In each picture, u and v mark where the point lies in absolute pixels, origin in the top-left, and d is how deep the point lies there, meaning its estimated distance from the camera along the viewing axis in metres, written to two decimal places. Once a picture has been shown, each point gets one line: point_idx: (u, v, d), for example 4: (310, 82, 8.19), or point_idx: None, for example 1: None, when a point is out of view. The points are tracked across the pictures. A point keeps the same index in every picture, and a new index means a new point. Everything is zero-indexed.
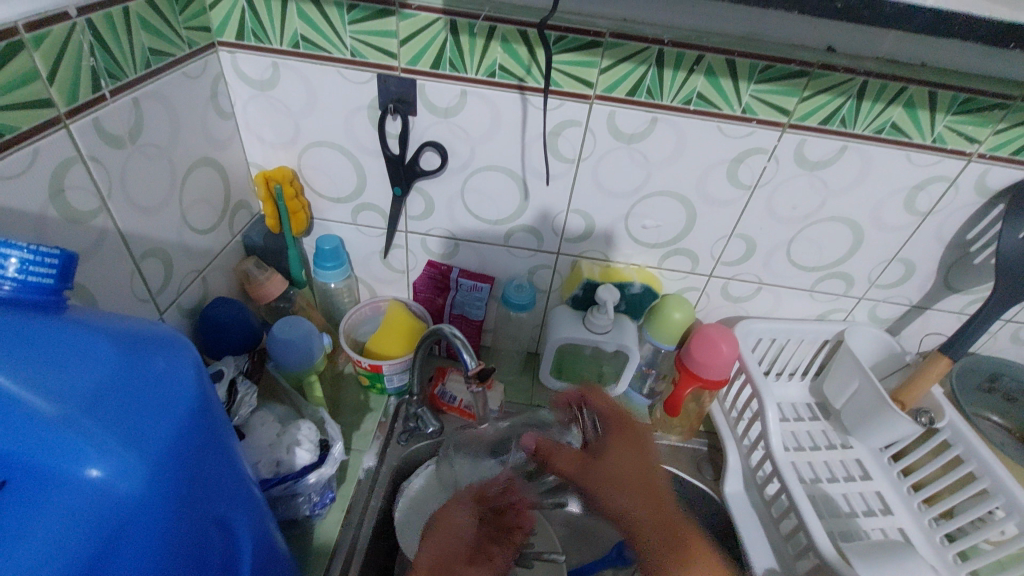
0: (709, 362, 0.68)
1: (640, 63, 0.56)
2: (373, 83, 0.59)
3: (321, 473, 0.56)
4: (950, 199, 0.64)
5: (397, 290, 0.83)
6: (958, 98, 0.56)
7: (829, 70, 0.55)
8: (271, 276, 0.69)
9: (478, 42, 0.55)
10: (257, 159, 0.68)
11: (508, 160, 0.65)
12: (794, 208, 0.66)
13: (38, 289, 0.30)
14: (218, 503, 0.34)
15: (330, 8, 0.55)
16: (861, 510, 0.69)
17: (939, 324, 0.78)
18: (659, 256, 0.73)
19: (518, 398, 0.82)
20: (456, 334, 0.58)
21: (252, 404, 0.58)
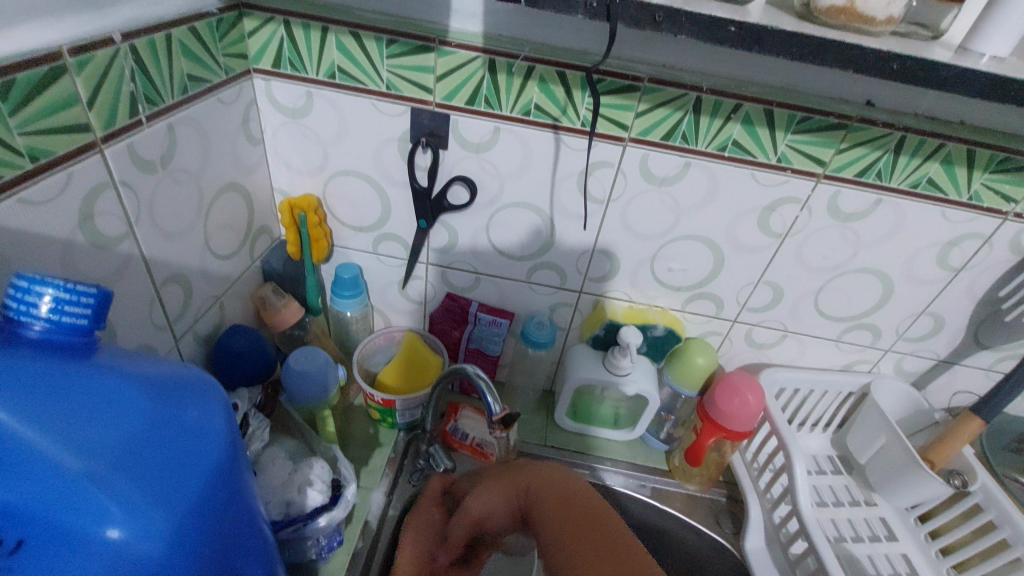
0: (734, 412, 0.67)
1: (677, 109, 0.55)
2: (407, 116, 0.59)
3: (332, 515, 0.54)
4: (984, 255, 0.63)
5: (413, 321, 0.81)
6: (996, 157, 0.56)
7: (868, 123, 0.55)
8: (288, 303, 0.68)
9: (515, 81, 0.55)
10: (282, 185, 0.67)
11: (537, 197, 0.64)
12: (825, 258, 0.65)
13: (71, 330, 0.28)
14: (238, 559, 0.32)
15: (370, 42, 0.55)
16: (888, 574, 0.66)
17: (966, 380, 0.76)
18: (683, 299, 0.72)
19: (531, 438, 0.79)
20: (479, 373, 0.56)
21: (263, 439, 0.56)
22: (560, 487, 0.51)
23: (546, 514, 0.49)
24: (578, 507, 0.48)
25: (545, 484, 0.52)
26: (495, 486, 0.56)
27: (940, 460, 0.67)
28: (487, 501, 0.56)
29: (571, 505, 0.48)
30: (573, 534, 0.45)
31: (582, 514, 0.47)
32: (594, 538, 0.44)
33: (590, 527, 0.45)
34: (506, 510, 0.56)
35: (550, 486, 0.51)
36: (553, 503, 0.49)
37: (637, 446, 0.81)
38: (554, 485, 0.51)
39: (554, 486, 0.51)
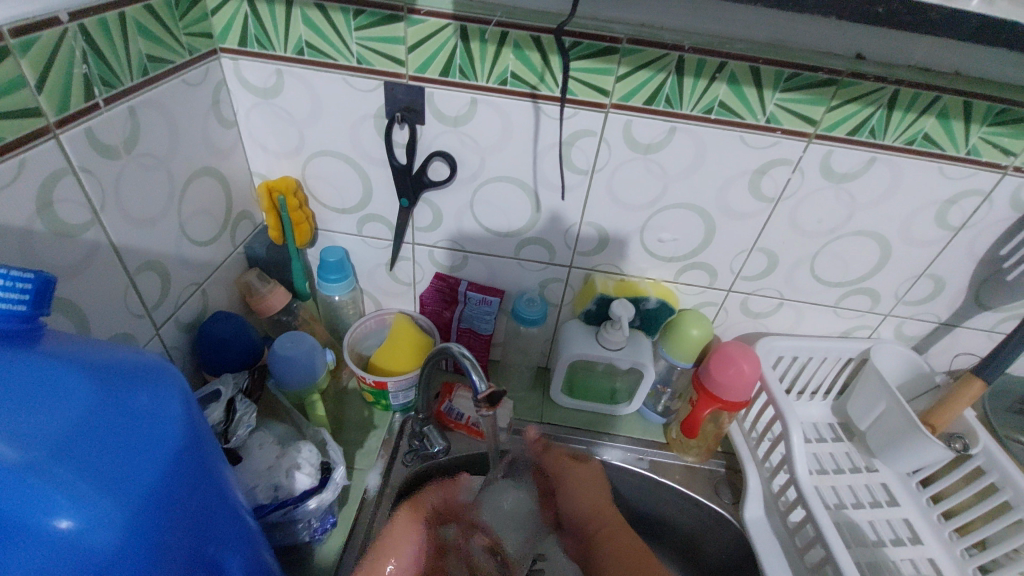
0: (730, 383, 0.65)
1: (658, 71, 0.53)
2: (380, 91, 0.57)
3: (322, 498, 0.54)
4: (984, 213, 0.61)
5: (403, 303, 0.80)
6: (993, 109, 0.53)
7: (858, 78, 0.52)
8: (274, 289, 0.67)
9: (490, 49, 0.53)
10: (260, 169, 0.66)
11: (520, 170, 0.62)
12: (819, 222, 0.63)
13: (9, 316, 0.28)
14: (208, 543, 0.32)
15: (336, 14, 0.53)
16: (888, 539, 0.65)
17: (968, 342, 0.74)
18: (675, 270, 0.71)
19: (528, 415, 0.79)
20: (465, 353, 0.55)
21: (250, 424, 0.55)
22: (603, 504, 0.73)
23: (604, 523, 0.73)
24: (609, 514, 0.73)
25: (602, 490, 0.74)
26: (582, 482, 0.73)
27: (941, 423, 0.65)
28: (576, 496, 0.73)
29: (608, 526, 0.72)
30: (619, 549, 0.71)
31: (614, 527, 0.73)
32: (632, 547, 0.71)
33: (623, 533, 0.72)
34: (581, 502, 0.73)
35: (592, 493, 0.73)
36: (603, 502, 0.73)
37: (635, 420, 0.81)
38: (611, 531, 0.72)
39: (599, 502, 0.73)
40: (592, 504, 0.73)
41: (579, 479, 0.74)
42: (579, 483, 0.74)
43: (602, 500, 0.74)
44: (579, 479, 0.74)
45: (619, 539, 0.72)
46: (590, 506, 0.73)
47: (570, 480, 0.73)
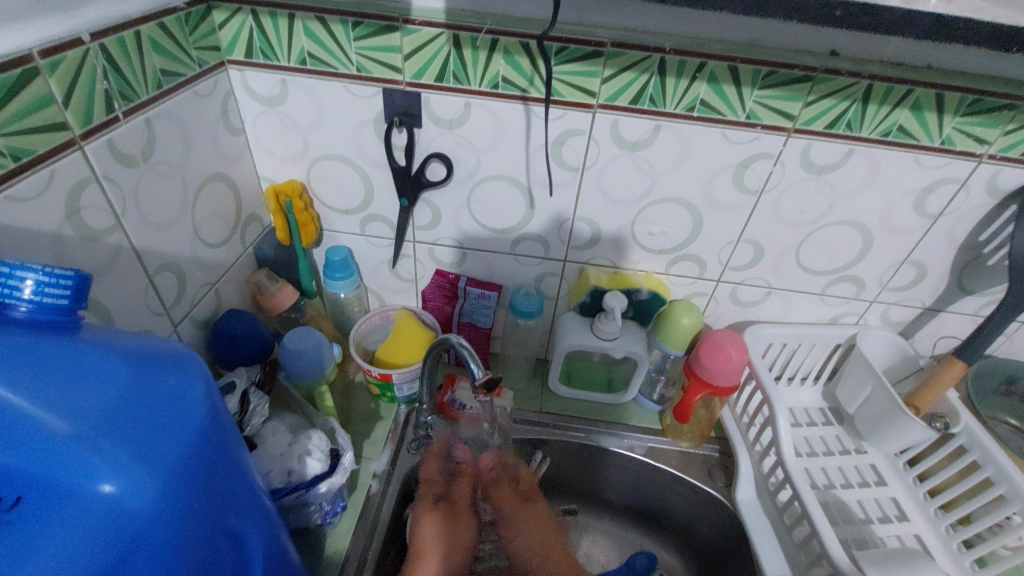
0: (718, 369, 0.68)
1: (642, 72, 0.56)
2: (378, 97, 0.60)
3: (332, 482, 0.57)
4: (962, 200, 0.63)
5: (406, 299, 0.83)
6: (965, 99, 0.55)
7: (833, 74, 0.55)
8: (283, 287, 0.71)
9: (481, 55, 0.56)
10: (267, 174, 0.69)
11: (513, 169, 0.65)
12: (802, 213, 0.66)
13: (55, 310, 0.32)
14: (230, 515, 0.36)
15: (336, 25, 0.56)
16: (876, 517, 0.68)
17: (953, 326, 0.76)
18: (666, 262, 0.73)
19: (528, 405, 0.82)
20: (463, 343, 0.58)
21: (263, 415, 0.58)
22: (551, 542, 0.72)
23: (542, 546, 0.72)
24: (549, 544, 0.72)
25: (547, 527, 0.73)
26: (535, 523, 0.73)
27: (925, 405, 0.68)
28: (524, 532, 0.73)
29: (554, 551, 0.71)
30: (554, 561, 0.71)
31: (550, 553, 0.71)
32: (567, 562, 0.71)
33: (557, 560, 0.71)
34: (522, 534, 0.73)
35: (544, 526, 0.73)
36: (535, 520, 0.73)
37: (631, 408, 0.83)
38: (546, 543, 0.72)
39: (545, 548, 0.72)
40: (535, 543, 0.72)
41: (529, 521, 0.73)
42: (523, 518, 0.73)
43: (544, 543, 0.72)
44: (526, 519, 0.73)
45: (556, 556, 0.71)
46: (531, 534, 0.73)
47: (523, 513, 0.73)
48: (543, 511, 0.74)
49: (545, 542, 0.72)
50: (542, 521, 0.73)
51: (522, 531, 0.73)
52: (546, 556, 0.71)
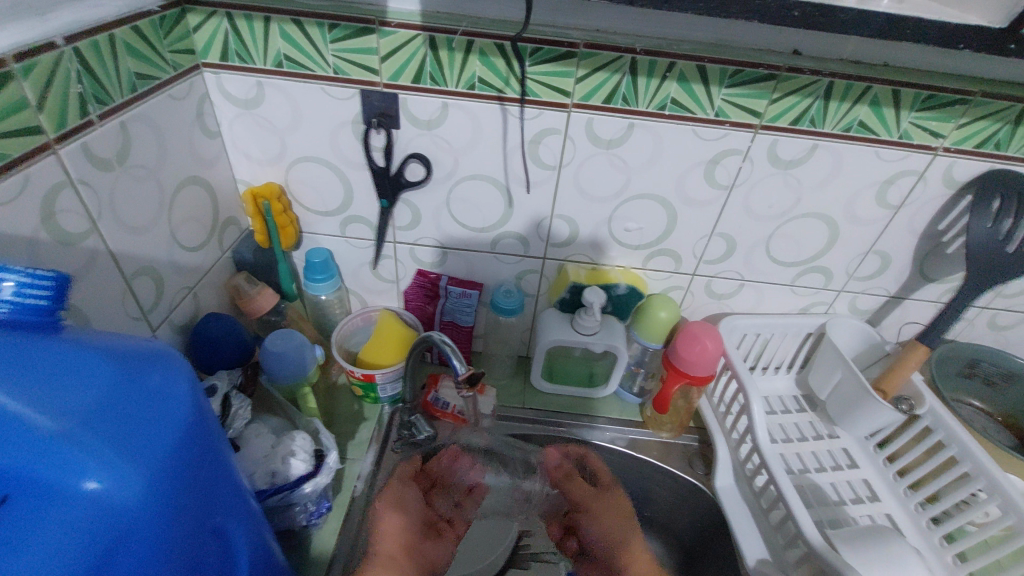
0: (696, 359, 0.70)
1: (614, 72, 0.57)
2: (355, 99, 0.61)
3: (317, 482, 0.57)
4: (920, 191, 0.66)
5: (388, 300, 0.84)
6: (921, 96, 0.58)
7: (796, 72, 0.57)
8: (262, 291, 0.70)
9: (457, 57, 0.57)
10: (244, 177, 0.69)
11: (491, 168, 0.66)
12: (770, 207, 0.68)
13: (34, 309, 0.32)
14: (215, 513, 0.36)
15: (312, 29, 0.56)
16: (849, 499, 0.70)
17: (917, 313, 0.80)
18: (643, 257, 0.75)
19: (511, 401, 0.83)
20: (445, 340, 0.57)
21: (246, 417, 0.58)
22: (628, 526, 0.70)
23: (604, 522, 0.71)
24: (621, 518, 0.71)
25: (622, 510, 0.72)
26: (611, 512, 0.71)
27: (891, 388, 0.71)
28: (596, 526, 0.72)
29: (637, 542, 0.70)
30: (620, 516, 0.71)
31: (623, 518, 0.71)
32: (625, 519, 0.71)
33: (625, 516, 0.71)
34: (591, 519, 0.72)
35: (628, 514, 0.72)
36: (602, 505, 0.72)
37: (613, 402, 0.85)
38: (617, 518, 0.71)
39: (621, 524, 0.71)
40: (608, 528, 0.71)
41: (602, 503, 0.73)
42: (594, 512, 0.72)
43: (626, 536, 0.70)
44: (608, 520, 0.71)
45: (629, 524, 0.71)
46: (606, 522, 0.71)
47: (600, 510, 0.72)
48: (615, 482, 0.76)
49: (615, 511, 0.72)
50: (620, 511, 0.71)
51: (597, 530, 0.72)
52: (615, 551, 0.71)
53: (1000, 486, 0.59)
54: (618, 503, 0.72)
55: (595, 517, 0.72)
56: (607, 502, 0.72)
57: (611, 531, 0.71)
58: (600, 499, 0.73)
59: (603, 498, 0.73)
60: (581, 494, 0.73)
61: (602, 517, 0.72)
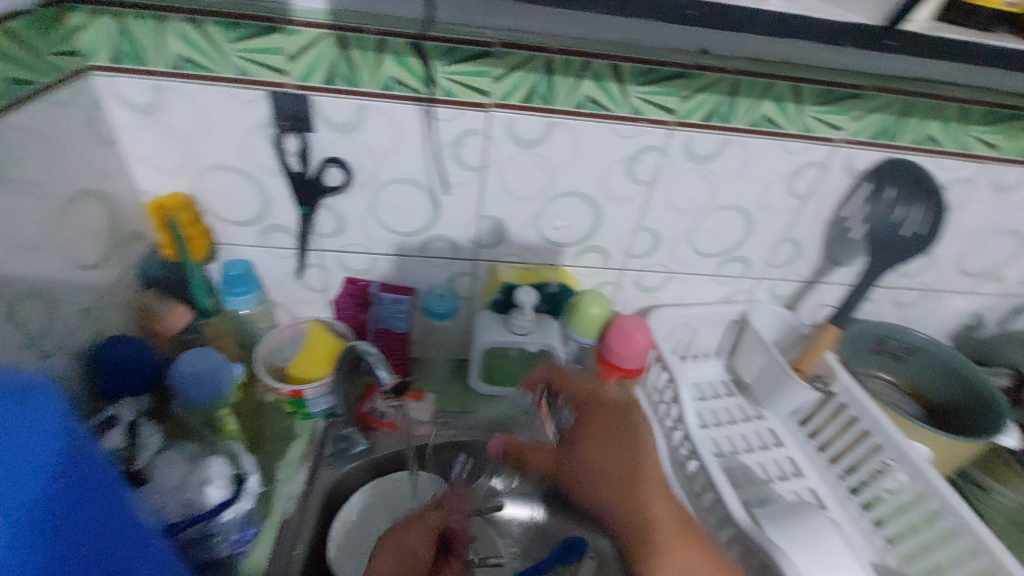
0: (621, 352, 0.74)
1: (530, 72, 0.58)
2: (264, 102, 0.58)
3: (237, 509, 0.53)
4: (824, 181, 0.70)
5: (316, 311, 0.80)
6: (819, 91, 0.62)
7: (704, 70, 0.59)
8: (174, 308, 0.69)
9: (370, 57, 0.55)
10: (147, 187, 0.64)
11: (414, 170, 0.65)
12: (690, 201, 0.71)
13: None
14: (107, 563, 0.31)
15: (212, 28, 0.53)
16: (777, 476, 0.73)
17: (829, 296, 0.85)
18: (573, 254, 0.76)
19: (450, 406, 0.82)
20: (370, 349, 0.57)
21: (156, 445, 0.55)
22: (680, 545, 0.58)
23: (597, 453, 0.66)
24: (620, 481, 0.63)
25: (614, 421, 0.69)
26: (599, 421, 0.67)
27: (808, 367, 0.75)
28: (597, 454, 0.66)
29: (656, 527, 0.60)
30: (598, 445, 0.67)
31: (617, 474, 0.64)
32: (624, 445, 0.66)
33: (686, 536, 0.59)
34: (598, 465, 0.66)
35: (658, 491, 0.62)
36: (600, 422, 0.69)
37: None
38: (614, 442, 0.66)
39: (621, 490, 0.63)
40: (605, 455, 0.66)
41: (586, 424, 0.69)
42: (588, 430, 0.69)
43: (622, 462, 0.65)
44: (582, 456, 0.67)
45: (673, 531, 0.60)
46: (589, 464, 0.67)
47: (585, 451, 0.67)
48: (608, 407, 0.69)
49: (619, 473, 0.64)
50: (610, 458, 0.65)
51: (594, 478, 0.66)
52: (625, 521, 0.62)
53: (907, 454, 0.63)
54: (618, 421, 0.68)
55: (590, 445, 0.67)
56: (607, 425, 0.68)
57: (613, 461, 0.65)
58: (597, 424, 0.69)
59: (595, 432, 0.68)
60: (554, 458, 0.71)
61: (600, 461, 0.66)
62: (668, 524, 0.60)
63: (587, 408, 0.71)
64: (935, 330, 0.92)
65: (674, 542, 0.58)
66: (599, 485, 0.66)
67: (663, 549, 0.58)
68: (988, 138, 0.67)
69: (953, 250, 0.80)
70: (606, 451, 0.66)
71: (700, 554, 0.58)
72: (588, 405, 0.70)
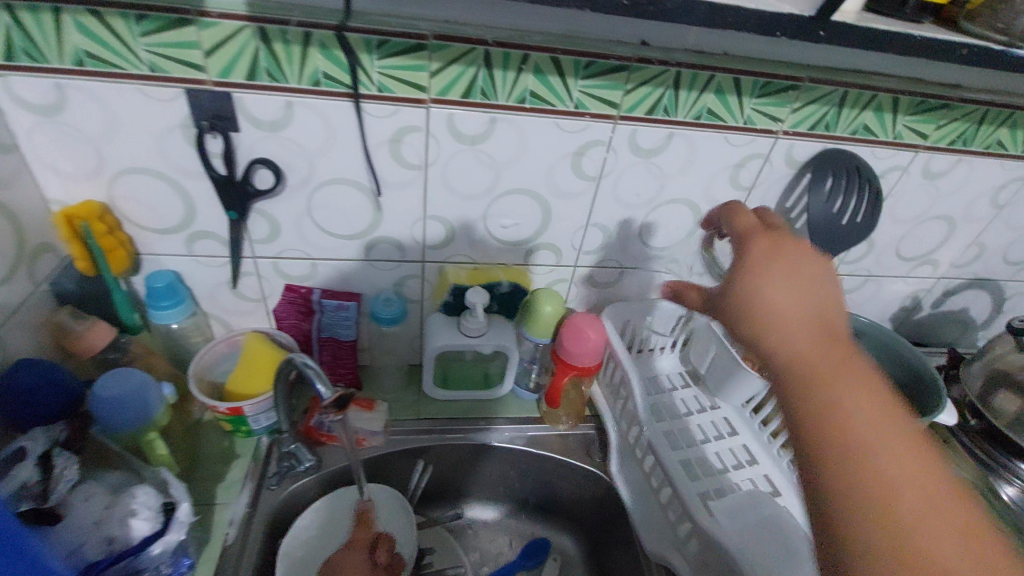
0: (579, 351, 0.71)
1: (469, 65, 0.55)
2: (182, 100, 0.54)
3: (168, 540, 0.50)
4: (767, 172, 0.71)
5: (256, 321, 0.76)
6: (758, 82, 0.62)
7: (645, 63, 0.58)
8: (95, 326, 0.62)
9: (295, 50, 0.52)
10: (56, 195, 0.59)
11: (352, 171, 0.62)
12: (638, 195, 0.70)
13: None
14: None
15: (115, 21, 0.49)
16: (732, 466, 0.73)
17: None
18: (524, 253, 0.74)
19: (404, 414, 0.79)
20: (309, 363, 0.53)
21: (72, 478, 0.50)
22: (927, 478, 0.37)
23: (796, 329, 0.44)
24: (869, 450, 0.38)
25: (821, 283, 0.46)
26: (776, 266, 0.46)
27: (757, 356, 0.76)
28: (784, 300, 0.45)
29: (847, 432, 0.39)
30: (816, 325, 0.44)
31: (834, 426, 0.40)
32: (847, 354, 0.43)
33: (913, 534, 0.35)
34: (796, 309, 0.45)
35: (889, 432, 0.39)
36: (799, 279, 0.45)
37: (509, 400, 0.83)
38: (830, 341, 0.43)
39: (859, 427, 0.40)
40: (807, 346, 0.43)
41: (771, 262, 0.47)
42: (761, 270, 0.46)
43: (806, 343, 0.43)
44: (755, 290, 0.46)
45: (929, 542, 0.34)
46: (776, 310, 0.45)
47: (769, 277, 0.46)
48: (815, 266, 0.47)
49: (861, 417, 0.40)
50: (857, 380, 0.41)
51: (782, 298, 0.45)
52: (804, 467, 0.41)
53: None
54: (810, 268, 0.46)
55: (775, 283, 0.45)
56: (794, 272, 0.46)
57: (791, 308, 0.45)
58: (775, 254, 0.47)
59: (779, 260, 0.47)
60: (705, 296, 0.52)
61: (776, 291, 0.45)
62: (850, 388, 0.41)
63: (759, 233, 0.50)
64: (877, 313, 0.95)
65: (875, 424, 0.39)
66: (788, 323, 0.44)
67: (882, 452, 0.38)
68: (918, 126, 0.69)
69: (890, 236, 0.82)
70: (807, 304, 0.45)
71: (963, 524, 0.35)
72: (768, 239, 0.49)
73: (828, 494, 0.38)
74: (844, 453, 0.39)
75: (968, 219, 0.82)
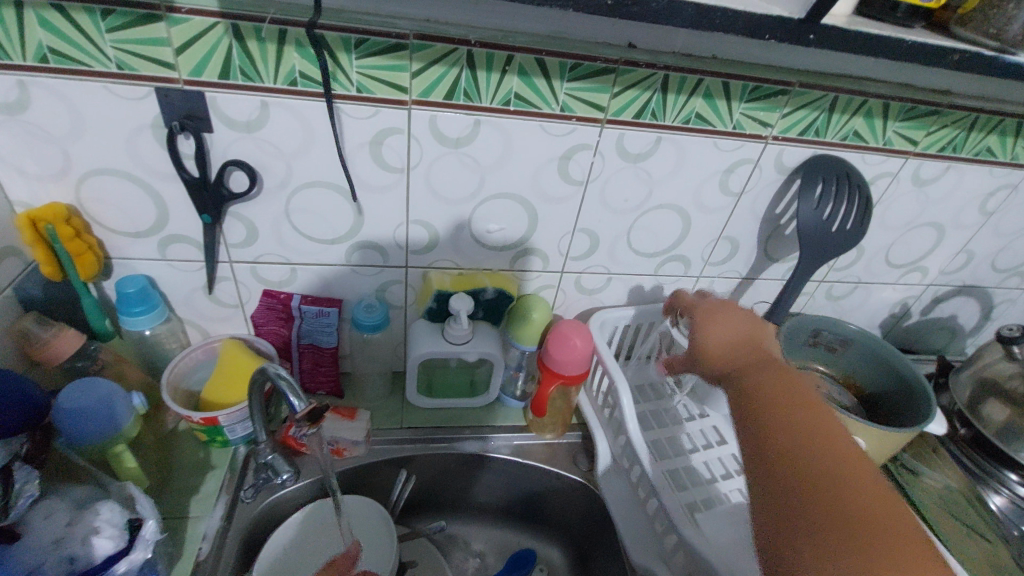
0: (564, 359, 0.69)
1: (451, 65, 0.54)
2: (153, 98, 0.52)
3: (132, 559, 0.48)
4: (757, 178, 0.70)
5: (234, 327, 0.74)
6: (748, 86, 0.61)
7: (632, 66, 0.57)
8: (61, 332, 0.59)
9: (271, 48, 0.50)
10: (20, 197, 0.56)
11: (331, 173, 0.60)
12: (626, 200, 0.69)
13: None
14: None
15: (80, 15, 0.46)
16: (721, 475, 0.71)
17: (766, 292, 0.85)
18: (510, 258, 0.73)
19: (387, 423, 0.77)
20: (281, 373, 0.52)
21: (33, 494, 0.47)
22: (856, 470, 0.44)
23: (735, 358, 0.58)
24: (808, 444, 0.46)
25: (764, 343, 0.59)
26: (727, 321, 0.61)
27: None
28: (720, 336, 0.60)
29: (806, 450, 0.45)
30: (736, 349, 0.58)
31: (812, 444, 0.46)
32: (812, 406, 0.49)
33: (855, 523, 0.40)
34: (734, 344, 0.59)
35: (845, 462, 0.44)
36: (734, 330, 0.60)
37: (495, 408, 0.82)
38: (753, 361, 0.57)
39: (820, 443, 0.46)
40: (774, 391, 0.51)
41: (710, 315, 0.62)
42: (708, 318, 0.62)
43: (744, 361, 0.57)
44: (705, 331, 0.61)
45: (859, 521, 0.40)
46: (716, 342, 0.60)
47: (712, 324, 0.61)
48: (749, 317, 0.61)
49: (820, 432, 0.46)
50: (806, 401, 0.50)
51: (719, 337, 0.60)
52: (773, 490, 0.44)
53: None
54: (747, 327, 0.60)
55: (717, 329, 0.60)
56: (742, 334, 0.59)
57: (727, 349, 0.59)
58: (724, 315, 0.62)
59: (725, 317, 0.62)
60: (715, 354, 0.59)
61: (718, 326, 0.61)
62: (817, 434, 0.46)
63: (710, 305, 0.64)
64: (866, 320, 0.95)
65: (822, 449, 0.45)
66: (720, 358, 0.59)
67: (817, 454, 0.45)
68: (908, 132, 0.69)
69: (879, 243, 0.82)
70: (741, 343, 0.59)
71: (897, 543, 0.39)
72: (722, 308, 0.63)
73: (765, 481, 0.46)
74: (791, 472, 0.44)
75: (957, 226, 0.82)
